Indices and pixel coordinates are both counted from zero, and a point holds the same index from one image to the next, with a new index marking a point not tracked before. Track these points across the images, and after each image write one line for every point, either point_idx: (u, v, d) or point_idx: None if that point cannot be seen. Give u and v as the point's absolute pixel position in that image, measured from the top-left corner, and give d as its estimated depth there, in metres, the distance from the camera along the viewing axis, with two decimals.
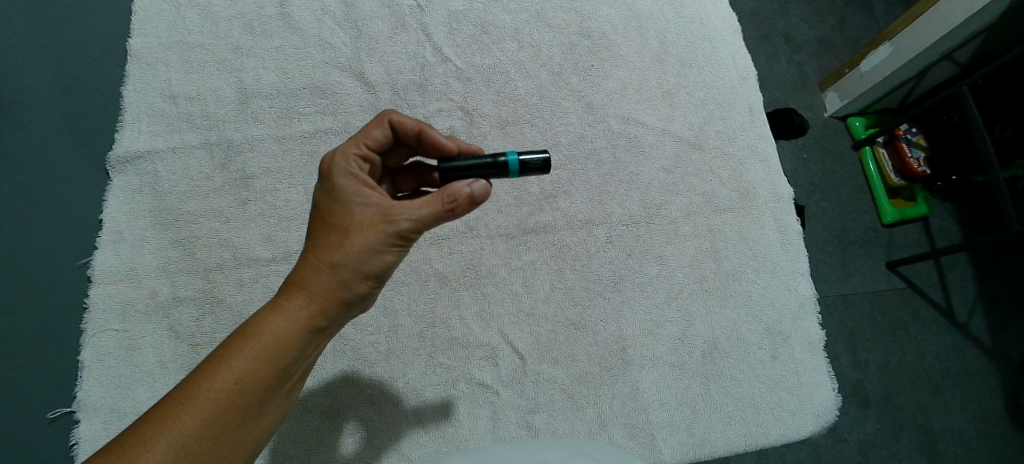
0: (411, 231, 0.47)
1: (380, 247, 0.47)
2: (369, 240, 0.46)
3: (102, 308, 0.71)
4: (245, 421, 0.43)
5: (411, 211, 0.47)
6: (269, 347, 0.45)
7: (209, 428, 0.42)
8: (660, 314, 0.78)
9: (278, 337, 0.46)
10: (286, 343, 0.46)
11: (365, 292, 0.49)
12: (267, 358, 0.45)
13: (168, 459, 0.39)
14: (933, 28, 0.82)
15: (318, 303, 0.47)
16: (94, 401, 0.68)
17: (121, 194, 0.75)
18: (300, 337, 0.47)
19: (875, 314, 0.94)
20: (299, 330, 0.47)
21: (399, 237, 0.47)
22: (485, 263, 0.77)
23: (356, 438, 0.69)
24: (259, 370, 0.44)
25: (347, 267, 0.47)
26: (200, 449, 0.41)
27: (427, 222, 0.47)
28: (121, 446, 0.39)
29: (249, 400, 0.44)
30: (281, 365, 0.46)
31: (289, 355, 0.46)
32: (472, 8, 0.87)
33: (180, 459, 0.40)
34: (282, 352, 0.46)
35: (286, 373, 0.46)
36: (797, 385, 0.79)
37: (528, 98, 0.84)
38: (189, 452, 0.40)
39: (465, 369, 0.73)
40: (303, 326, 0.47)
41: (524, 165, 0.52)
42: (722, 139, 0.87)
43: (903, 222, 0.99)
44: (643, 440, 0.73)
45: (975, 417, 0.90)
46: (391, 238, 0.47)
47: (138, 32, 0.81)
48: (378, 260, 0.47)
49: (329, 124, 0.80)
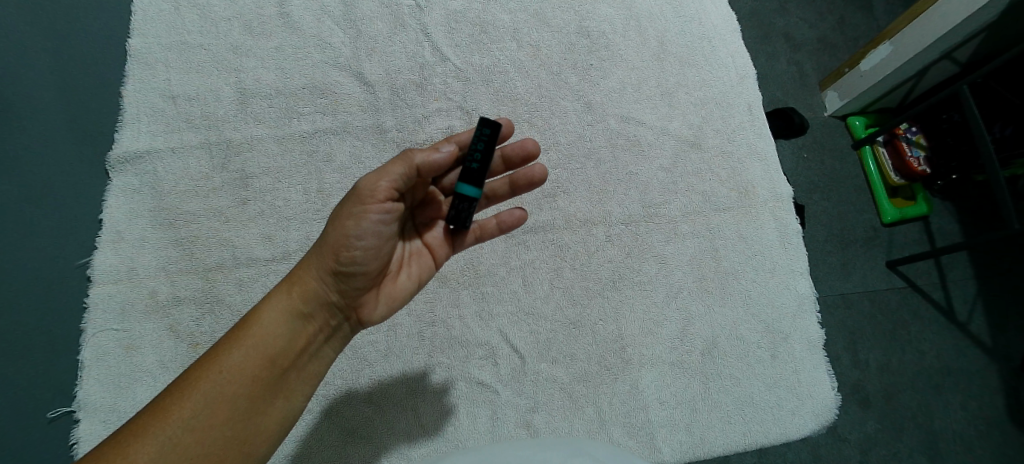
0: (372, 187, 0.50)
1: (348, 215, 0.50)
2: (344, 209, 0.51)
3: (102, 308, 0.71)
4: (233, 411, 0.49)
5: (376, 169, 0.51)
6: (253, 335, 0.51)
7: (200, 415, 0.47)
8: (659, 314, 0.78)
9: (262, 327, 0.51)
10: (269, 332, 0.51)
11: (341, 275, 0.52)
12: (251, 348, 0.51)
13: (162, 446, 0.45)
14: (935, 26, 0.82)
15: (301, 290, 0.52)
16: (95, 401, 0.68)
17: (121, 193, 0.75)
18: (282, 324, 0.52)
19: (875, 313, 0.94)
20: (280, 319, 0.52)
21: (363, 197, 0.50)
22: (485, 263, 0.77)
23: (355, 439, 0.69)
24: (243, 360, 0.50)
25: (324, 247, 0.51)
26: (190, 436, 0.47)
27: (386, 174, 0.50)
28: (126, 436, 0.45)
29: (236, 390, 0.49)
30: (265, 354, 0.51)
31: (274, 344, 0.51)
32: (471, 8, 0.87)
33: (172, 445, 0.46)
34: (265, 341, 0.51)
35: (273, 362, 0.51)
36: (797, 384, 0.79)
37: (528, 98, 0.84)
38: (179, 439, 0.46)
39: (464, 368, 0.73)
40: (284, 313, 0.52)
41: (469, 205, 0.53)
42: (721, 138, 0.87)
43: (903, 222, 0.99)
44: (643, 438, 0.73)
45: (976, 416, 0.90)
46: (360, 201, 0.50)
47: (138, 32, 0.81)
48: (348, 230, 0.50)
49: (328, 124, 0.80)
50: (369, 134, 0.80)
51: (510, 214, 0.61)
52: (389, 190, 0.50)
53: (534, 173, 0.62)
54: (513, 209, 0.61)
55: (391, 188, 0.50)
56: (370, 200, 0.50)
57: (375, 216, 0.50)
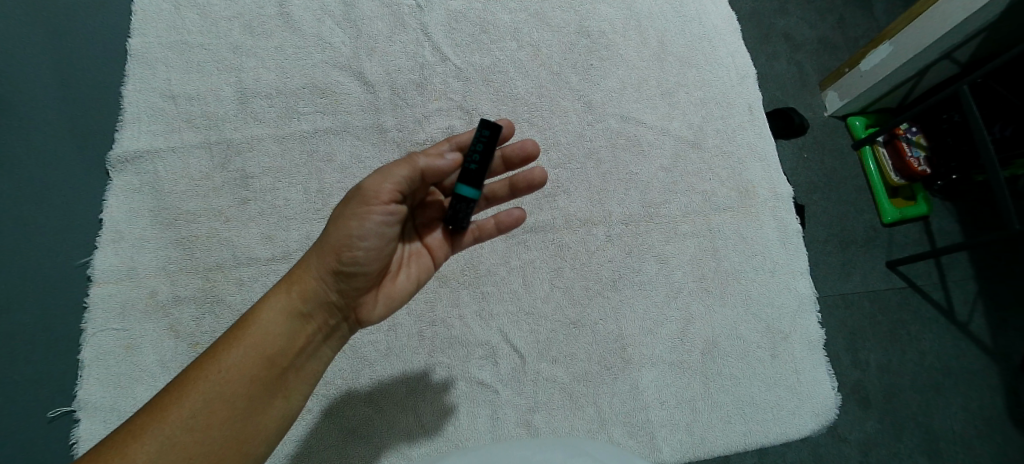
0: (376, 188, 0.50)
1: (351, 215, 0.50)
2: (346, 209, 0.51)
3: (102, 307, 0.71)
4: (231, 411, 0.49)
5: (379, 170, 0.51)
6: (252, 335, 0.51)
7: (198, 416, 0.47)
8: (659, 313, 0.78)
9: (261, 327, 0.51)
10: (269, 332, 0.51)
11: (343, 274, 0.52)
12: (250, 348, 0.50)
13: (160, 447, 0.45)
14: (935, 26, 0.82)
15: (301, 289, 0.52)
16: (94, 400, 0.68)
17: (121, 192, 0.75)
18: (282, 323, 0.52)
19: (875, 313, 0.94)
20: (280, 319, 0.52)
21: (366, 198, 0.50)
22: (485, 263, 0.77)
23: (355, 439, 0.69)
24: (242, 360, 0.50)
25: (326, 246, 0.51)
26: (188, 437, 0.46)
27: (390, 176, 0.50)
28: (123, 436, 0.45)
29: (235, 390, 0.49)
30: (264, 353, 0.51)
31: (273, 344, 0.51)
32: (471, 8, 0.87)
33: (169, 445, 0.46)
34: (264, 340, 0.51)
35: (272, 362, 0.51)
36: (797, 384, 0.79)
37: (528, 98, 0.84)
38: (177, 439, 0.46)
39: (464, 368, 0.73)
40: (284, 312, 0.52)
41: (469, 205, 0.53)
42: (721, 138, 0.87)
43: (904, 222, 0.99)
44: (643, 438, 0.73)
45: (976, 416, 0.90)
46: (363, 202, 0.50)
47: (138, 32, 0.81)
48: (351, 230, 0.50)
49: (329, 123, 0.80)
50: (369, 134, 0.80)
51: (510, 214, 0.61)
52: (393, 191, 0.50)
53: (534, 176, 0.62)
54: (512, 209, 0.61)
55: (395, 189, 0.50)
56: (373, 201, 0.50)
57: (378, 217, 0.50)
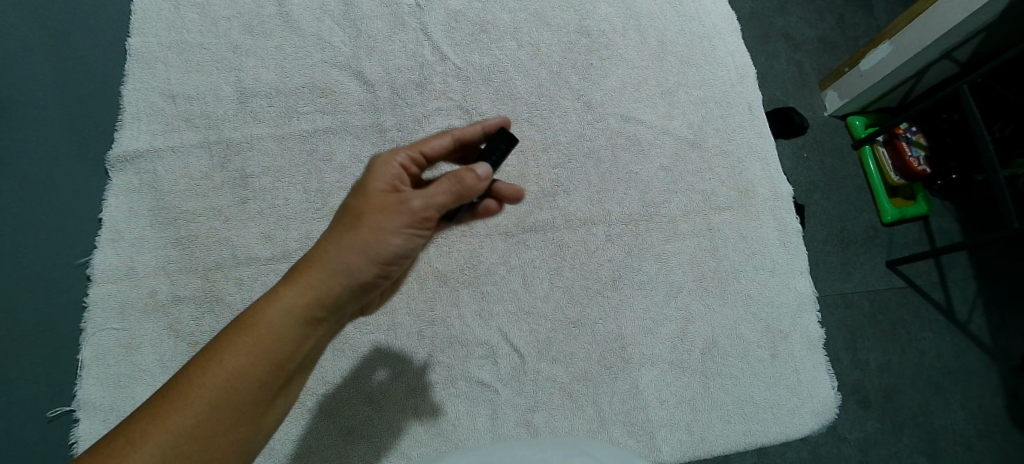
0: (424, 210, 0.53)
1: (394, 230, 0.52)
2: (387, 223, 0.52)
3: (102, 307, 0.71)
4: (238, 417, 0.48)
5: (424, 190, 0.52)
6: (263, 338, 0.49)
7: (203, 422, 0.46)
8: (658, 313, 0.78)
9: (272, 331, 0.49)
10: (280, 336, 0.50)
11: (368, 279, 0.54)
12: (261, 352, 0.49)
13: (163, 454, 0.44)
14: (935, 25, 0.82)
15: (317, 292, 0.51)
16: (94, 400, 0.68)
17: (120, 192, 0.75)
18: (293, 326, 0.51)
19: (875, 312, 0.94)
20: (293, 322, 0.50)
21: (411, 217, 0.52)
22: (485, 262, 0.77)
23: (355, 438, 0.69)
24: (252, 364, 0.48)
25: (352, 253, 0.51)
26: (191, 443, 0.45)
27: (437, 199, 0.52)
28: (122, 444, 0.43)
29: (244, 396, 0.48)
30: (276, 358, 0.50)
31: (285, 347, 0.50)
32: (471, 7, 0.87)
33: (172, 453, 0.44)
34: (275, 344, 0.50)
35: (281, 366, 0.50)
36: (796, 383, 0.79)
37: (528, 98, 0.84)
38: (180, 447, 0.45)
39: (464, 367, 0.73)
40: (297, 316, 0.51)
41: None
42: (721, 138, 0.87)
43: (903, 221, 0.99)
44: (642, 438, 0.73)
45: (975, 415, 0.90)
46: (407, 219, 0.52)
47: (138, 31, 0.81)
48: (389, 244, 0.52)
49: (328, 123, 0.80)
50: (369, 133, 0.80)
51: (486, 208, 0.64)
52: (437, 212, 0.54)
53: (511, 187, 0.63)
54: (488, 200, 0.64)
55: (438, 210, 0.53)
56: (420, 222, 0.53)
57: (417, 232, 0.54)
